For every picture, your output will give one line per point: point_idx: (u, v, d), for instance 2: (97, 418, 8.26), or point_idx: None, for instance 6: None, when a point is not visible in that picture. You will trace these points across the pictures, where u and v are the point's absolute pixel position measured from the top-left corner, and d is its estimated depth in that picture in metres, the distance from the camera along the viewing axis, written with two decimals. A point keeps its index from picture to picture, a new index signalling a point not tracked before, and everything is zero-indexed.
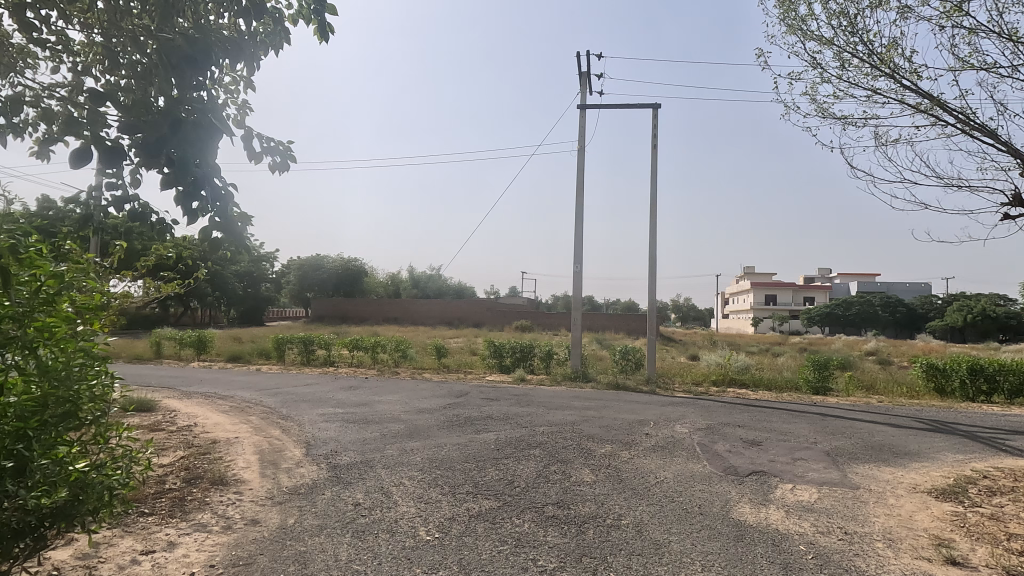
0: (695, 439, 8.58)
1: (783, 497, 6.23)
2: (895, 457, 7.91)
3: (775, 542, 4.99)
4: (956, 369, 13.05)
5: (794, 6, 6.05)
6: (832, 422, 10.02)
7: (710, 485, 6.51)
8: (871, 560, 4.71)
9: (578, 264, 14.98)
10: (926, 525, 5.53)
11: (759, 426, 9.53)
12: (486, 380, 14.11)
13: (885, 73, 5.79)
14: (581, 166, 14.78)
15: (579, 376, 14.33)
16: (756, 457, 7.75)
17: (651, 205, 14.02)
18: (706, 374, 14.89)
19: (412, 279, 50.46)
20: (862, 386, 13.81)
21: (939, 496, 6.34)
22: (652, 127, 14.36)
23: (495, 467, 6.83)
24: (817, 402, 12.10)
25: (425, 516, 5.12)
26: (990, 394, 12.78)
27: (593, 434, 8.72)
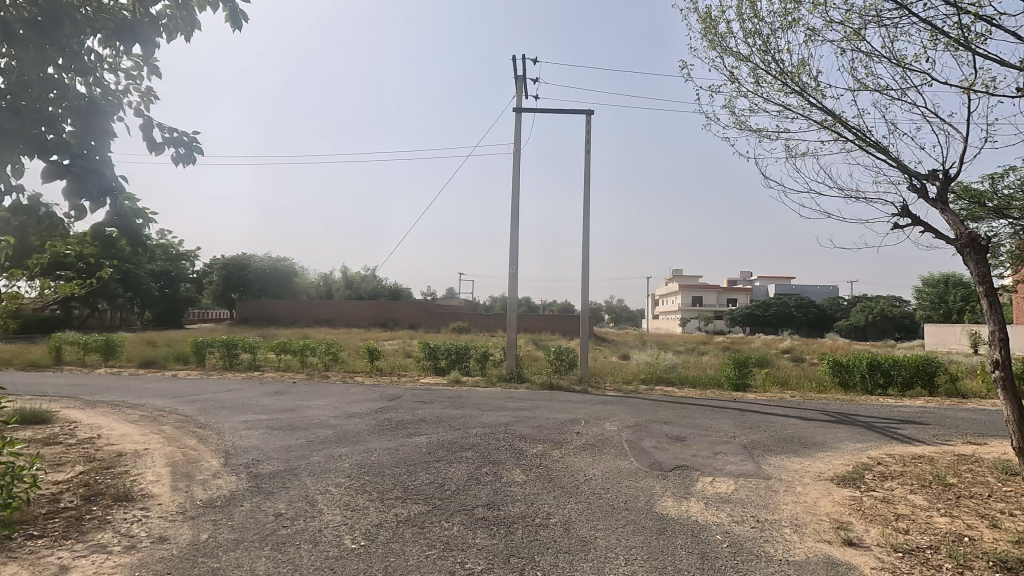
0: (623, 437, 8.84)
1: (702, 489, 6.54)
2: (804, 448, 8.51)
3: (694, 533, 5.24)
4: (858, 365, 14.20)
5: (714, 23, 6.37)
6: (749, 417, 10.64)
7: (636, 481, 6.75)
8: (779, 546, 5.04)
9: (514, 266, 15.10)
10: (828, 510, 5.98)
11: (683, 422, 9.97)
12: (420, 383, 13.92)
13: (794, 91, 6.22)
14: (517, 169, 14.92)
15: (514, 377, 14.44)
16: (679, 452, 8.10)
17: (584, 209, 14.39)
18: (636, 373, 15.42)
19: (346, 279, 49.04)
20: (776, 382, 14.76)
21: (840, 483, 6.88)
22: (586, 133, 14.70)
23: (426, 470, 6.75)
24: (737, 398, 12.79)
25: (351, 524, 4.98)
26: (886, 387, 14.02)
27: (525, 435, 8.81)
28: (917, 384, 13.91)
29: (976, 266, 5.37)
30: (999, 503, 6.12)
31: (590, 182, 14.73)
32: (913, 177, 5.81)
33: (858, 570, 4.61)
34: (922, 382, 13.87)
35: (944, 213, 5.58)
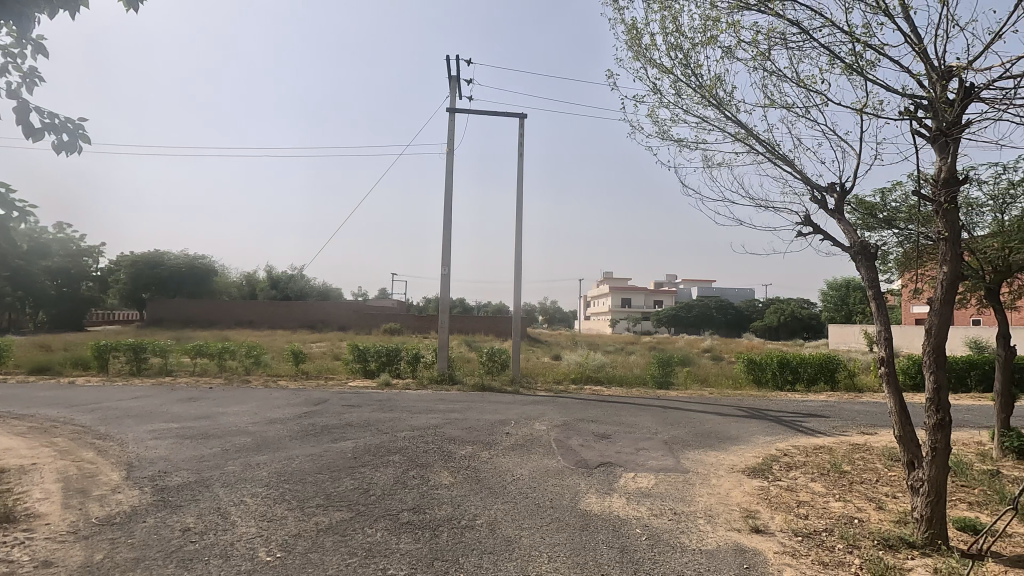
0: (552, 436, 8.99)
1: (625, 485, 6.76)
2: (719, 442, 9.00)
3: (615, 528, 5.41)
4: (769, 363, 15.20)
5: (639, 35, 6.62)
6: (671, 414, 11.13)
7: (562, 479, 6.88)
8: (694, 536, 5.30)
9: (446, 267, 14.99)
10: (739, 500, 6.36)
11: (609, 421, 10.28)
12: (347, 386, 13.54)
13: (711, 104, 6.59)
14: (450, 169, 14.83)
15: (446, 378, 14.33)
16: (604, 449, 8.33)
17: (517, 211, 14.54)
18: (566, 373, 15.74)
19: (271, 279, 46.84)
20: (697, 380, 15.53)
21: (750, 474, 7.34)
22: (519, 135, 14.84)
23: (350, 476, 6.56)
24: (660, 396, 13.34)
25: (267, 536, 4.76)
26: (793, 383, 15.11)
27: (455, 436, 8.77)
28: (820, 380, 15.08)
29: (867, 271, 5.89)
30: (885, 487, 6.74)
31: (522, 184, 14.89)
32: (814, 189, 6.29)
33: (763, 555, 4.93)
34: (824, 378, 15.06)
35: (840, 222, 6.08)
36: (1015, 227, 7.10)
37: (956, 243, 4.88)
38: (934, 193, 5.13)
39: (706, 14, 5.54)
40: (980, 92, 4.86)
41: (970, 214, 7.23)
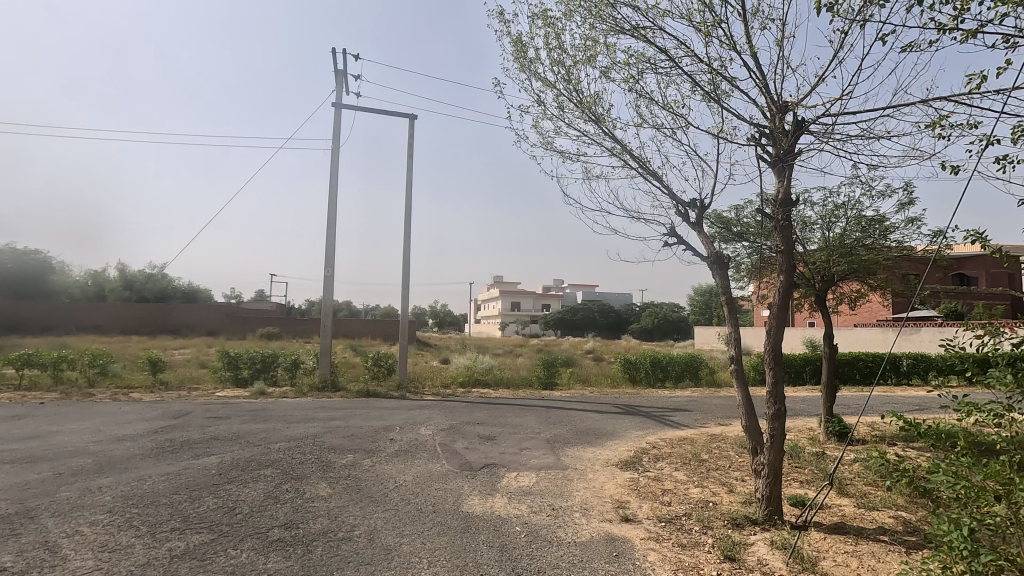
0: (437, 440, 8.95)
1: (507, 485, 6.92)
2: (596, 438, 9.52)
3: (496, 527, 5.51)
4: (642, 363, 16.38)
5: (524, 49, 6.85)
6: (553, 413, 11.57)
7: (446, 483, 6.87)
8: (570, 529, 5.56)
9: (330, 268, 14.34)
10: (611, 492, 6.78)
11: (494, 422, 10.46)
12: (215, 396, 12.41)
13: (590, 119, 6.97)
14: (335, 166, 14.24)
15: (328, 385, 13.67)
16: (488, 451, 8.46)
17: (405, 213, 14.34)
18: (454, 376, 15.74)
19: (124, 278, 41.62)
20: (579, 381, 16.29)
21: (623, 467, 7.85)
22: (408, 136, 14.65)
23: (213, 495, 6.02)
24: (544, 396, 13.82)
25: (107, 569, 4.22)
26: (663, 381, 16.40)
27: (335, 445, 8.40)
28: (686, 377, 16.54)
29: (721, 279, 6.58)
30: (735, 472, 7.55)
31: (412, 185, 14.69)
32: (678, 204, 6.90)
33: (630, 542, 5.30)
34: (689, 375, 16.54)
35: (699, 234, 6.74)
36: (835, 243, 8.35)
37: (790, 256, 5.63)
38: (774, 212, 5.88)
39: (586, 36, 5.85)
40: (809, 126, 5.65)
41: (801, 230, 8.40)
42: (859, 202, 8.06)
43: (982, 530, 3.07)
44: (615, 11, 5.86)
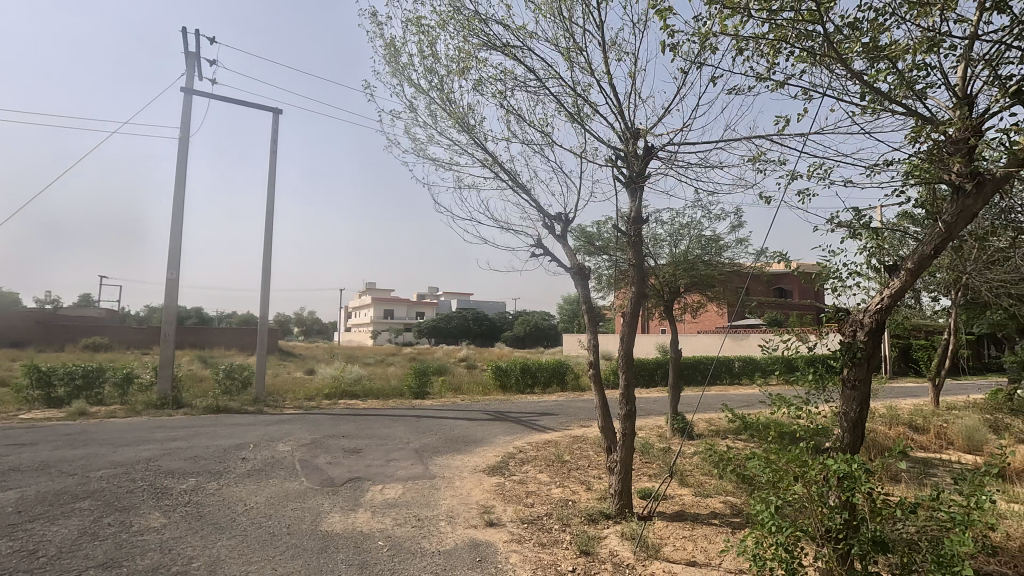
0: (296, 456, 8.39)
1: (371, 499, 6.68)
2: (465, 446, 9.58)
3: (357, 544, 5.30)
4: (513, 369, 16.83)
5: (396, 53, 6.75)
6: (423, 423, 11.43)
7: (304, 502, 6.46)
8: (434, 539, 5.52)
9: (174, 270, 12.82)
10: (478, 498, 6.86)
11: (361, 434, 10.06)
12: (18, 420, 10.44)
13: (461, 129, 7.05)
14: (184, 157, 12.82)
15: (169, 402, 12.18)
16: (353, 464, 8.11)
17: (267, 213, 13.33)
18: (319, 388, 14.87)
19: None
20: (451, 389, 16.27)
21: (490, 472, 7.98)
22: (272, 131, 13.66)
23: (7, 538, 5.04)
24: (415, 406, 13.59)
25: None
26: (533, 386, 16.98)
27: (174, 469, 7.50)
28: (553, 382, 17.29)
29: (582, 289, 7.01)
30: (593, 471, 8.05)
31: (275, 183, 13.71)
32: (545, 217, 7.22)
33: (493, 546, 5.40)
34: (556, 380, 17.32)
35: (563, 246, 7.11)
36: (681, 258, 9.31)
37: (641, 269, 6.17)
38: (628, 228, 6.42)
39: (459, 49, 5.92)
40: (657, 153, 6.27)
41: (652, 246, 9.26)
42: (699, 223, 9.07)
43: (788, 505, 3.57)
44: (486, 27, 6.01)
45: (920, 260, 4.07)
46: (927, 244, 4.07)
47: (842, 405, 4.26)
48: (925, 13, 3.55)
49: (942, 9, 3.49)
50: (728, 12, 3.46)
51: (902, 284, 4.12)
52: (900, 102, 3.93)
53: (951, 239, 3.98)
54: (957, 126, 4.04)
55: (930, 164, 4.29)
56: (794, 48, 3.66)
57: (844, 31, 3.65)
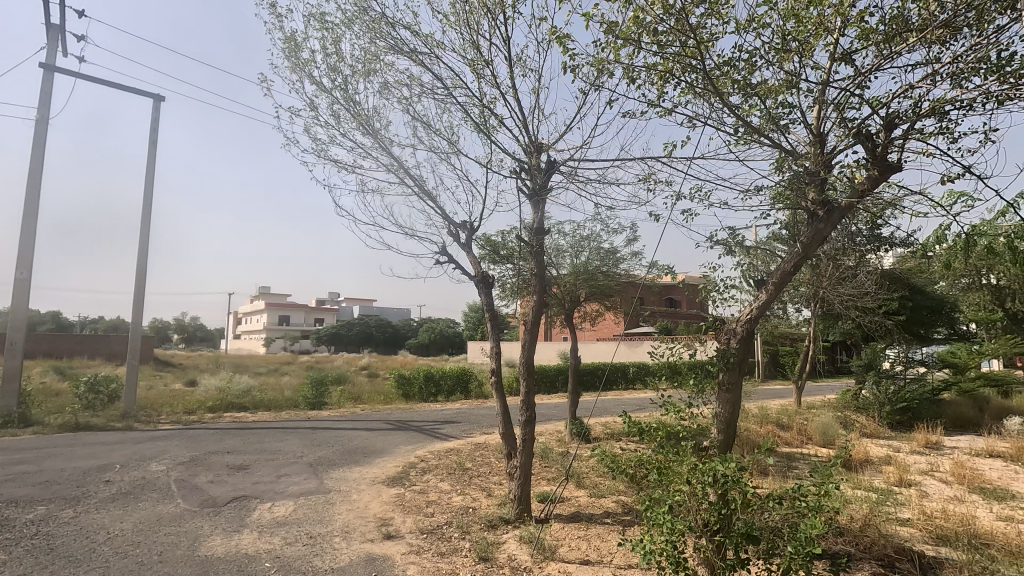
0: (171, 476, 7.65)
1: (257, 518, 6.25)
2: (363, 457, 9.27)
3: (241, 568, 4.93)
4: (416, 378, 16.56)
5: (298, 48, 6.46)
6: (319, 435, 10.91)
7: (180, 526, 5.90)
8: (327, 556, 5.28)
9: (24, 268, 11.22)
10: (376, 510, 6.67)
11: (248, 450, 9.39)
12: None
13: (366, 131, 6.87)
14: (41, 140, 11.29)
15: (13, 420, 10.60)
16: (238, 483, 7.54)
17: (144, 209, 12.09)
18: (202, 400, 13.68)
19: None
20: (351, 398, 15.67)
21: (389, 484, 7.79)
22: (151, 119, 12.43)
23: None
24: (310, 417, 12.94)
25: None
26: (436, 395, 16.81)
27: (18, 497, 6.53)
28: (456, 390, 17.25)
29: (486, 297, 7.08)
30: (494, 477, 8.13)
31: (154, 176, 12.48)
32: (450, 225, 7.22)
33: (390, 559, 5.27)
34: (459, 388, 17.30)
35: (468, 254, 7.14)
36: (581, 269, 9.74)
37: (542, 278, 6.36)
38: (531, 238, 6.59)
39: (366, 50, 5.80)
40: (558, 167, 6.52)
41: (554, 257, 9.58)
42: (598, 236, 9.53)
43: (674, 502, 3.83)
44: (393, 31, 5.94)
45: (782, 276, 4.61)
46: (788, 262, 4.61)
47: (719, 406, 4.67)
48: (788, 59, 4.02)
49: (800, 57, 3.98)
50: (622, 42, 3.70)
51: (768, 297, 4.64)
52: (767, 135, 4.42)
53: (806, 258, 4.55)
54: (812, 160, 4.61)
55: (790, 192, 4.85)
56: (680, 80, 3.99)
57: (722, 68, 4.05)
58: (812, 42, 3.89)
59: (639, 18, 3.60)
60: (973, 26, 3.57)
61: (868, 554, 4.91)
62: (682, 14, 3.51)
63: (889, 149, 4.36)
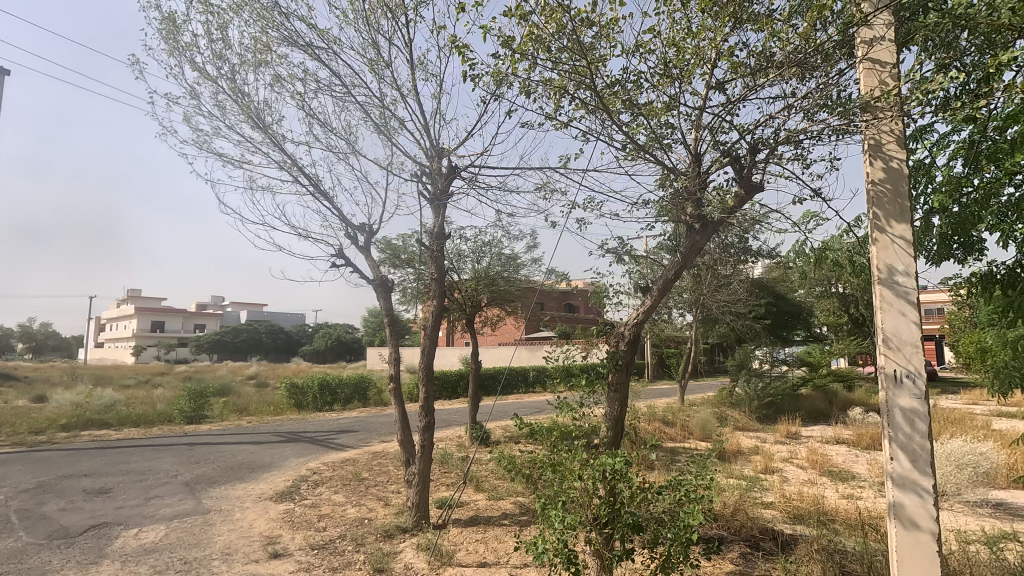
0: (12, 506, 6.65)
1: (120, 547, 5.61)
2: (248, 473, 8.66)
3: None
4: (310, 387, 15.74)
5: (177, 31, 5.95)
6: (198, 450, 10.03)
7: (21, 562, 5.14)
8: None
9: None
10: (262, 529, 6.25)
11: (111, 471, 8.41)
12: None
13: (256, 124, 6.45)
14: None
15: None
16: (98, 509, 6.73)
17: None
18: (53, 418, 12.01)
19: None
20: (236, 410, 14.55)
21: (278, 499, 7.35)
22: None
23: None
24: (188, 432, 11.85)
25: None
26: (332, 403, 16.10)
27: None
28: (354, 398, 16.65)
29: (385, 302, 6.93)
30: (392, 486, 7.96)
31: None
32: (348, 227, 6.98)
33: None
34: (357, 396, 16.71)
35: (367, 257, 6.94)
36: (482, 273, 9.83)
37: (442, 283, 6.36)
38: (431, 243, 6.55)
39: (255, 39, 5.46)
40: (459, 172, 6.55)
41: (455, 261, 9.60)
42: (499, 242, 9.68)
43: (567, 499, 3.98)
44: (286, 22, 5.65)
45: (665, 283, 4.99)
46: (670, 270, 5.00)
47: (609, 406, 4.93)
48: (669, 83, 4.36)
49: (680, 82, 4.32)
50: (519, 56, 3.82)
51: (652, 302, 5.00)
52: (651, 153, 4.77)
53: (686, 267, 4.96)
54: (689, 178, 5.05)
55: (672, 205, 5.26)
56: (573, 96, 4.18)
57: (612, 88, 4.30)
58: (689, 70, 4.24)
59: (535, 34, 3.73)
60: (820, 67, 4.08)
61: (737, 536, 5.44)
62: (575, 35, 3.69)
63: (753, 171, 4.88)
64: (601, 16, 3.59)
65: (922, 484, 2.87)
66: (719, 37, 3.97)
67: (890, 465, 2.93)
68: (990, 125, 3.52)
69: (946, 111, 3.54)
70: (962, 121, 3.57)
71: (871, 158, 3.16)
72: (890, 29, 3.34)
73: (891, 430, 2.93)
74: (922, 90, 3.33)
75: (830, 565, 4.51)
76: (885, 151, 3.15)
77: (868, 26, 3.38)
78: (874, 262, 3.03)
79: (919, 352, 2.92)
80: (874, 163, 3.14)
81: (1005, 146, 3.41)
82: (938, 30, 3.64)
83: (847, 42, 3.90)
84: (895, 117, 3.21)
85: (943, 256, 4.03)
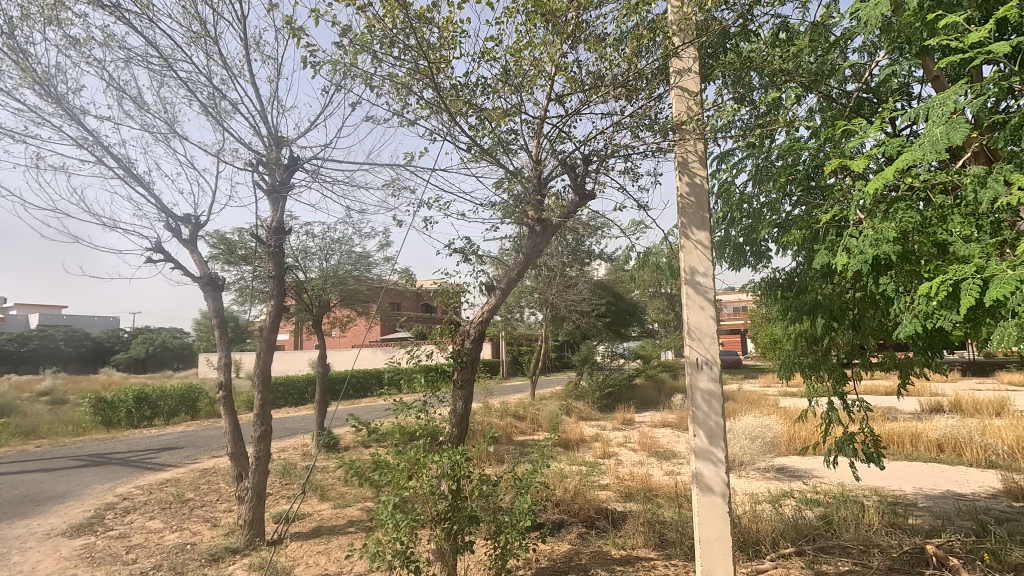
0: None
1: None
2: (34, 506, 7.26)
3: None
4: (122, 400, 13.56)
5: None
6: None
7: None
8: None
9: None
10: (49, 569, 5.28)
11: None
12: None
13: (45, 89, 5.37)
14: None
15: None
16: None
17: None
18: None
19: None
20: (19, 432, 12.04)
21: (73, 533, 6.27)
22: None
23: None
24: None
25: None
26: (150, 419, 14.14)
27: None
28: (179, 411, 14.85)
29: (212, 300, 6.24)
30: (222, 505, 7.23)
31: None
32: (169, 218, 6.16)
33: None
34: (184, 408, 14.96)
35: (192, 251, 6.17)
36: (329, 272, 9.30)
37: (281, 282, 5.91)
38: (268, 238, 6.03)
39: None
40: (301, 165, 6.13)
41: (301, 259, 8.99)
42: (349, 240, 9.24)
43: (410, 498, 3.91)
44: None
45: (508, 282, 5.17)
46: (514, 269, 5.19)
47: (453, 401, 4.96)
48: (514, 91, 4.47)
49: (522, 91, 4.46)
50: (359, 47, 3.68)
51: (496, 302, 5.17)
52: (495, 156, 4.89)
53: (527, 267, 5.17)
54: (531, 183, 5.28)
55: (515, 208, 5.43)
56: (417, 95, 4.15)
57: (455, 90, 4.32)
58: (529, 80, 4.41)
59: (374, 27, 3.66)
60: (643, 90, 4.49)
61: (576, 518, 5.85)
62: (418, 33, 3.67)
63: (586, 181, 5.25)
64: (441, 17, 3.60)
65: (716, 455, 3.34)
66: (557, 53, 4.19)
67: (692, 440, 3.38)
68: (771, 151, 4.16)
69: (738, 138, 4.13)
70: (749, 147, 4.18)
71: (680, 174, 3.59)
72: (695, 63, 3.83)
73: (693, 411, 3.38)
74: (719, 117, 3.84)
75: (650, 535, 5.05)
76: (691, 169, 3.59)
77: (678, 58, 3.82)
78: (681, 265, 3.42)
79: (716, 343, 3.38)
80: (682, 179, 3.58)
81: (778, 170, 4.07)
82: (734, 68, 4.19)
83: (663, 71, 4.36)
84: (695, 139, 3.66)
85: (740, 262, 4.67)
